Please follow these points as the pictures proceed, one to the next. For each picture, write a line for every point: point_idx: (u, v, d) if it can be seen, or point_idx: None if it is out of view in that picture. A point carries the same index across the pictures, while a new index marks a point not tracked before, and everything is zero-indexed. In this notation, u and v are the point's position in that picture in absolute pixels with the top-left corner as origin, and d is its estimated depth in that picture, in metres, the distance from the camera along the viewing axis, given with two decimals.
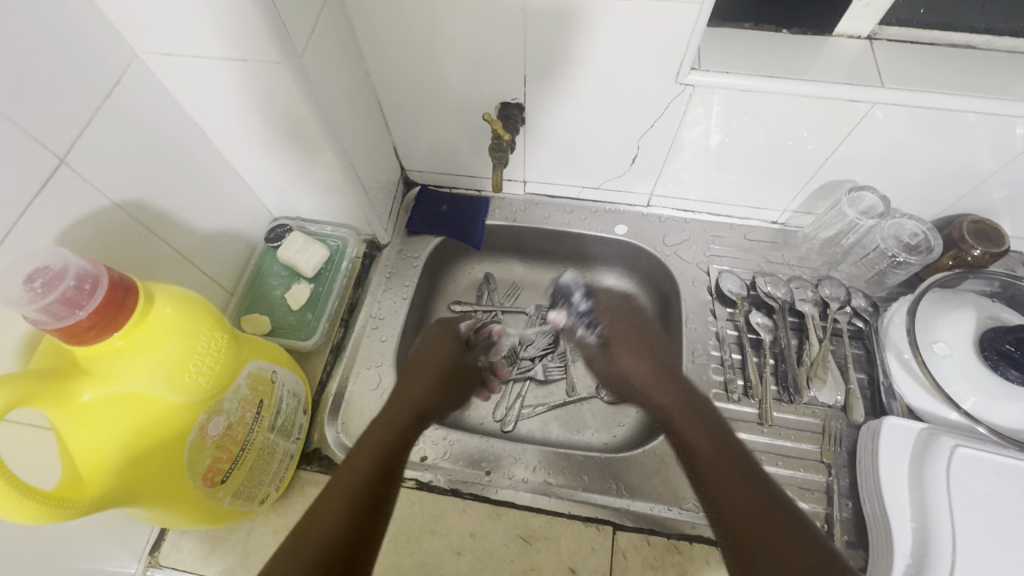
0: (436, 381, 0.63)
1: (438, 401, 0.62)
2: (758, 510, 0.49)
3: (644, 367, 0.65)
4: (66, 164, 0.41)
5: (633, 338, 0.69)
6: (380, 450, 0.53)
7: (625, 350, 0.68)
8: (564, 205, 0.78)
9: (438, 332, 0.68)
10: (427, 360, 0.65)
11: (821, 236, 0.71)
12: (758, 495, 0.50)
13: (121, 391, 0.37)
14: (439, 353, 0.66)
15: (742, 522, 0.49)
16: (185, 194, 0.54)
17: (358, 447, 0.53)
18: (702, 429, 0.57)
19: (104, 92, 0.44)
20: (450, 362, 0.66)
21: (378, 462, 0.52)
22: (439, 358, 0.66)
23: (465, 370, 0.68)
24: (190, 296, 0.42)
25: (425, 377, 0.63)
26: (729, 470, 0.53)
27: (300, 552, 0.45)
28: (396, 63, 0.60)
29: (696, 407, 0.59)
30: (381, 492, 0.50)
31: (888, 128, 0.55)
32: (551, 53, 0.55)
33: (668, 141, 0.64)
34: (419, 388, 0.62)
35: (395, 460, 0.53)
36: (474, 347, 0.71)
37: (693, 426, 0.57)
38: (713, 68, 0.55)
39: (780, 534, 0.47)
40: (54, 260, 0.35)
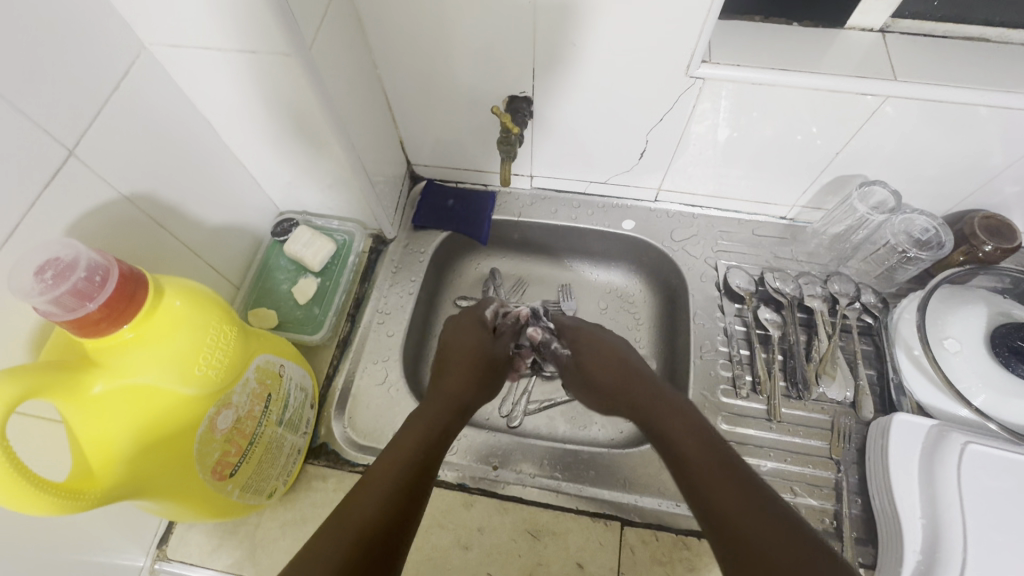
0: (476, 371, 0.57)
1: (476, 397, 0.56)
2: (750, 508, 0.37)
3: (606, 374, 0.56)
4: (75, 156, 0.41)
5: (596, 349, 0.59)
6: (424, 435, 0.47)
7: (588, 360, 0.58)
8: (571, 200, 0.77)
9: (472, 321, 0.62)
10: (462, 350, 0.59)
11: (831, 231, 0.70)
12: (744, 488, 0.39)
13: (131, 383, 0.37)
14: (473, 343, 0.59)
15: (738, 524, 0.37)
16: (192, 187, 0.54)
17: (399, 436, 0.47)
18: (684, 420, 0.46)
19: (111, 83, 0.43)
20: (487, 353, 0.59)
21: (423, 447, 0.46)
22: (474, 346, 0.59)
23: (499, 365, 0.61)
24: (198, 288, 0.42)
25: (464, 369, 0.57)
26: (714, 464, 0.41)
27: (335, 536, 0.38)
28: (402, 56, 0.60)
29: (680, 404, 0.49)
30: (425, 476, 0.44)
31: (900, 122, 0.54)
32: (560, 46, 0.55)
33: (677, 135, 0.63)
34: (457, 381, 0.55)
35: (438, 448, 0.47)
36: (501, 333, 0.63)
37: (677, 415, 0.47)
38: (723, 61, 0.54)
39: (775, 532, 0.36)
40: (65, 252, 0.35)
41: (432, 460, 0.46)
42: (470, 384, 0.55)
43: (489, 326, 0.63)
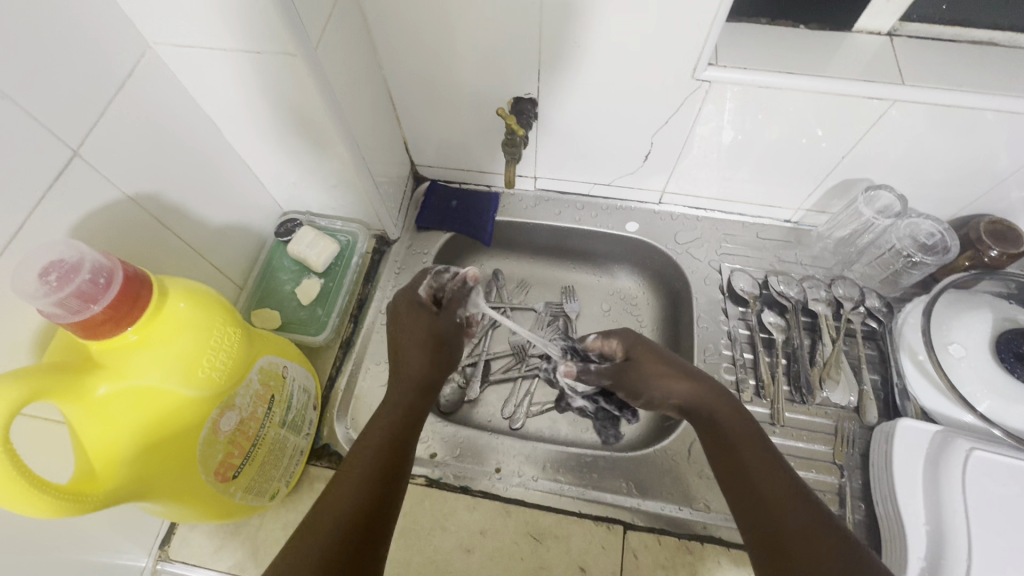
0: (429, 356, 0.50)
1: (438, 378, 0.51)
2: (790, 501, 0.41)
3: (667, 370, 0.49)
4: (79, 156, 0.41)
5: (645, 343, 0.53)
6: (391, 424, 0.46)
7: (643, 354, 0.52)
8: (574, 201, 0.77)
9: (405, 301, 0.53)
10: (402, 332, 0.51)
11: (836, 235, 0.70)
12: (785, 482, 0.42)
13: (136, 386, 0.37)
14: (416, 326, 0.51)
15: (780, 517, 0.40)
16: (197, 187, 0.54)
17: (364, 432, 0.45)
18: (728, 403, 0.47)
19: (117, 84, 0.43)
20: (430, 334, 0.51)
21: (390, 440, 0.44)
22: (416, 332, 0.51)
23: (453, 343, 0.53)
24: (203, 290, 0.42)
25: (417, 357, 0.49)
26: (759, 455, 0.44)
27: (315, 541, 0.38)
28: (407, 55, 0.59)
29: (719, 384, 0.48)
30: (396, 467, 0.43)
31: (907, 127, 0.54)
32: (566, 48, 0.55)
33: (682, 137, 0.63)
34: (416, 367, 0.49)
35: (409, 435, 0.46)
36: (447, 309, 0.54)
37: (718, 400, 0.47)
38: (731, 63, 0.54)
39: (808, 528, 0.39)
40: (69, 254, 0.35)
41: (403, 445, 0.45)
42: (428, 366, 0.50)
43: (428, 303, 0.53)
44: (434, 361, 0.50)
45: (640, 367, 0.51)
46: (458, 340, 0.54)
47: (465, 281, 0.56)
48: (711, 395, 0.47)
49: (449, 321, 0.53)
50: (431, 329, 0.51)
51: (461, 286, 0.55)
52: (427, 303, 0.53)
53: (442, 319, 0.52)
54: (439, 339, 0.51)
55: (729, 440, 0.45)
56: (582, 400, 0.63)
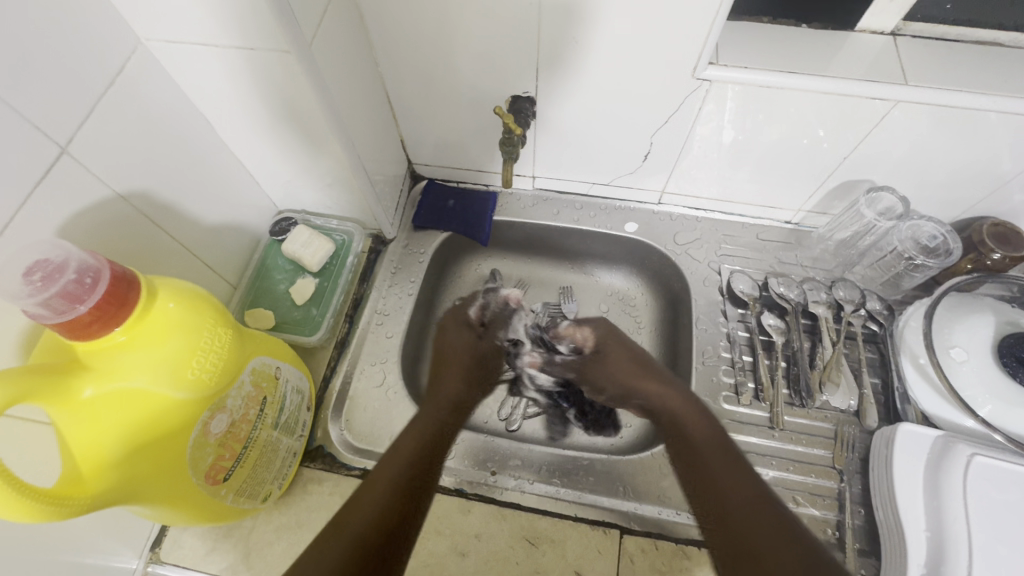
0: (466, 374, 0.64)
1: (469, 395, 0.63)
2: (753, 509, 0.45)
3: (646, 378, 0.60)
4: (67, 153, 0.40)
5: (608, 334, 0.67)
6: (421, 438, 0.52)
7: (611, 350, 0.65)
8: (573, 201, 0.76)
9: (453, 324, 0.69)
10: (453, 352, 0.66)
11: (837, 237, 0.69)
12: (752, 492, 0.46)
13: (123, 388, 0.36)
14: (460, 343, 0.67)
15: (742, 523, 0.45)
16: (190, 185, 0.53)
17: (396, 444, 0.50)
18: (704, 423, 0.53)
19: (107, 80, 0.43)
20: (473, 354, 0.66)
21: (422, 450, 0.51)
22: (461, 347, 0.66)
23: (490, 362, 0.67)
24: (192, 289, 0.41)
25: (461, 375, 0.64)
26: (728, 470, 0.49)
27: (333, 546, 0.41)
28: (403, 52, 0.59)
29: (698, 402, 0.56)
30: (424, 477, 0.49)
31: (910, 128, 0.53)
32: (564, 47, 0.54)
33: (681, 138, 0.62)
34: (450, 388, 0.62)
35: (439, 447, 0.52)
36: (488, 328, 0.69)
37: (692, 412, 0.55)
38: (732, 63, 0.53)
39: (771, 532, 0.43)
40: (55, 253, 0.34)
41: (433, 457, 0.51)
42: (464, 386, 0.63)
43: (472, 322, 0.69)
44: (469, 376, 0.64)
45: (609, 361, 0.64)
46: (495, 362, 0.68)
47: (507, 302, 0.71)
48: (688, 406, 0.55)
49: (490, 343, 0.68)
50: (472, 350, 0.66)
51: (503, 308, 0.70)
52: (470, 320, 0.69)
53: (481, 338, 0.68)
54: (479, 357, 0.67)
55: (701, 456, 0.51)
56: (537, 393, 0.67)
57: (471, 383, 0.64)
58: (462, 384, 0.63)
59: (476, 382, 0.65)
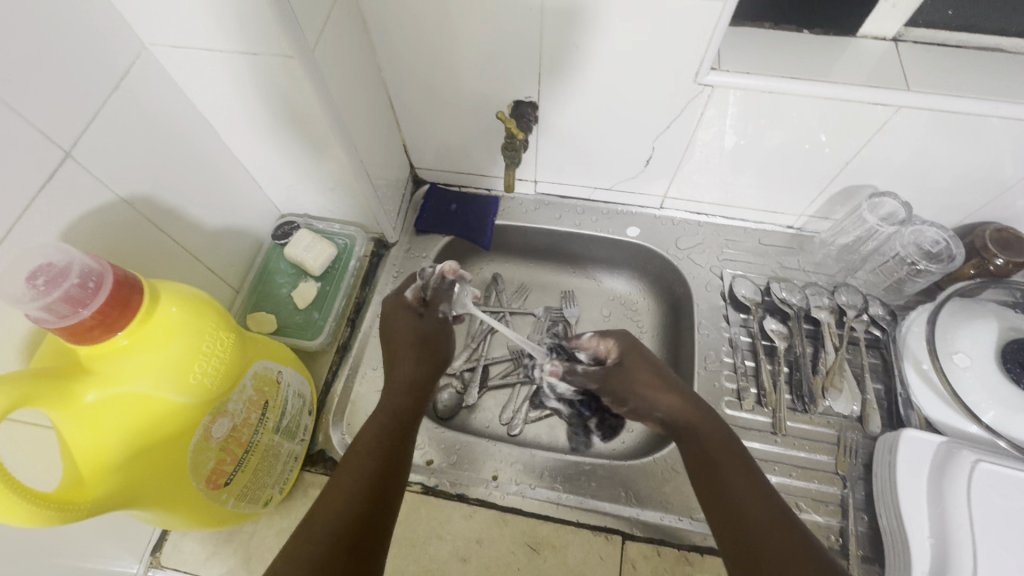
0: (416, 355, 0.54)
1: (427, 377, 0.53)
2: (772, 522, 0.41)
3: (662, 389, 0.51)
4: (71, 157, 0.40)
5: (633, 350, 0.55)
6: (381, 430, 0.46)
7: (632, 361, 0.54)
8: (575, 205, 0.76)
9: (394, 307, 0.56)
10: (397, 335, 0.54)
11: (840, 242, 0.69)
12: (768, 505, 0.42)
13: (125, 392, 0.36)
14: (404, 327, 0.54)
15: (758, 536, 0.40)
16: (193, 189, 0.53)
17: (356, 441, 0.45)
18: (715, 426, 0.49)
19: (111, 85, 0.43)
20: (419, 335, 0.55)
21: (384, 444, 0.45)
22: (407, 333, 0.54)
23: (438, 339, 0.56)
24: (196, 294, 0.41)
25: (414, 360, 0.53)
26: (744, 477, 0.44)
27: (311, 542, 0.38)
28: (406, 57, 0.59)
29: (702, 403, 0.51)
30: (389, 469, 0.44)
31: (911, 134, 0.53)
32: (566, 51, 0.54)
33: (683, 142, 0.63)
34: (409, 370, 0.52)
35: (404, 434, 0.47)
36: (431, 307, 0.57)
37: (694, 413, 0.50)
38: (734, 68, 0.53)
39: (791, 553, 0.39)
40: (59, 258, 0.34)
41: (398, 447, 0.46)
42: (423, 369, 0.53)
43: (414, 304, 0.56)
44: (423, 359, 0.54)
45: (630, 375, 0.53)
46: (445, 337, 0.57)
47: (444, 276, 0.55)
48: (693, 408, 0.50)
49: (433, 320, 0.56)
50: (416, 330, 0.55)
51: (444, 284, 0.56)
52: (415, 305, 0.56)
53: (430, 319, 0.56)
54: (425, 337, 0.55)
55: (713, 459, 0.46)
56: (557, 403, 0.62)
57: (426, 365, 0.54)
58: (415, 369, 0.53)
59: (430, 363, 0.54)
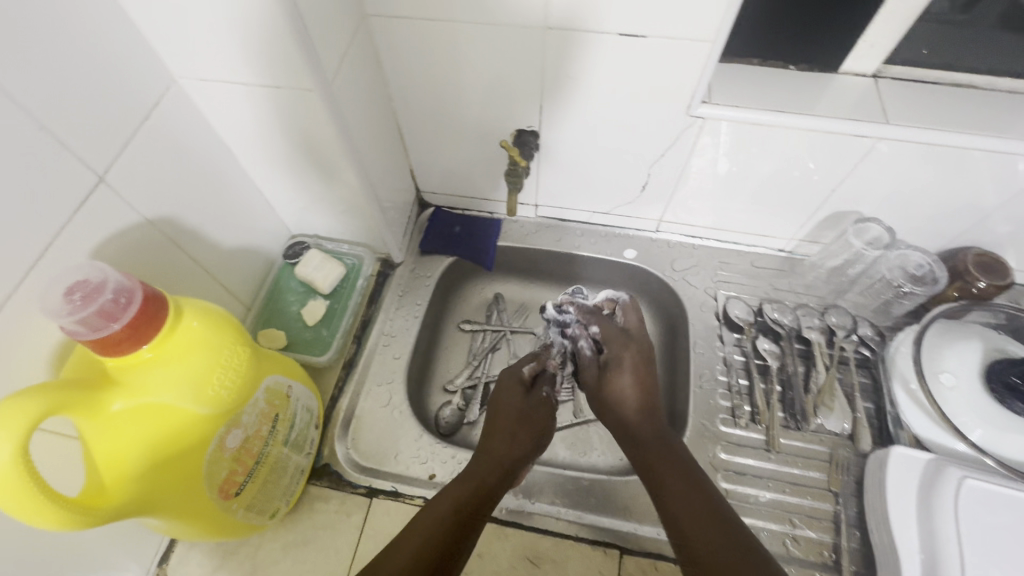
0: (514, 432, 0.55)
1: (522, 456, 0.54)
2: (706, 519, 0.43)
3: (636, 392, 0.56)
4: (104, 182, 0.43)
5: (631, 342, 0.59)
6: (461, 493, 0.47)
7: (623, 358, 0.58)
8: (574, 228, 0.79)
9: (511, 377, 0.59)
10: (504, 406, 0.57)
11: (828, 265, 0.72)
12: (702, 499, 0.45)
13: (149, 403, 0.38)
14: (513, 403, 0.57)
15: (690, 531, 0.42)
16: (212, 211, 0.56)
17: (434, 502, 0.46)
18: (651, 428, 0.53)
19: (142, 115, 0.46)
20: (523, 413, 0.57)
21: (457, 510, 0.45)
22: (512, 410, 0.56)
23: (544, 417, 0.58)
24: (215, 310, 0.43)
25: (520, 431, 0.55)
26: (672, 469, 0.48)
27: None
28: (415, 87, 0.62)
29: (668, 433, 0.52)
30: (463, 531, 0.44)
31: (893, 161, 0.56)
32: (567, 84, 0.58)
33: (678, 170, 0.66)
34: (501, 443, 0.53)
35: (477, 511, 0.47)
36: (536, 385, 0.60)
37: (640, 417, 0.54)
38: (723, 101, 0.57)
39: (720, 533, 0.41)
40: (93, 274, 0.36)
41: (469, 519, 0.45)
42: (517, 445, 0.54)
43: (526, 380, 0.59)
44: (519, 433, 0.55)
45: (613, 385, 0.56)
46: (550, 417, 0.58)
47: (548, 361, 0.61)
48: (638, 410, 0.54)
49: (542, 400, 0.59)
50: (524, 408, 0.57)
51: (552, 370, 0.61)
52: (527, 380, 0.59)
53: (535, 398, 0.59)
54: (530, 412, 0.57)
55: (655, 470, 0.48)
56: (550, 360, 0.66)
57: (523, 441, 0.54)
58: (510, 444, 0.53)
59: (527, 440, 0.55)
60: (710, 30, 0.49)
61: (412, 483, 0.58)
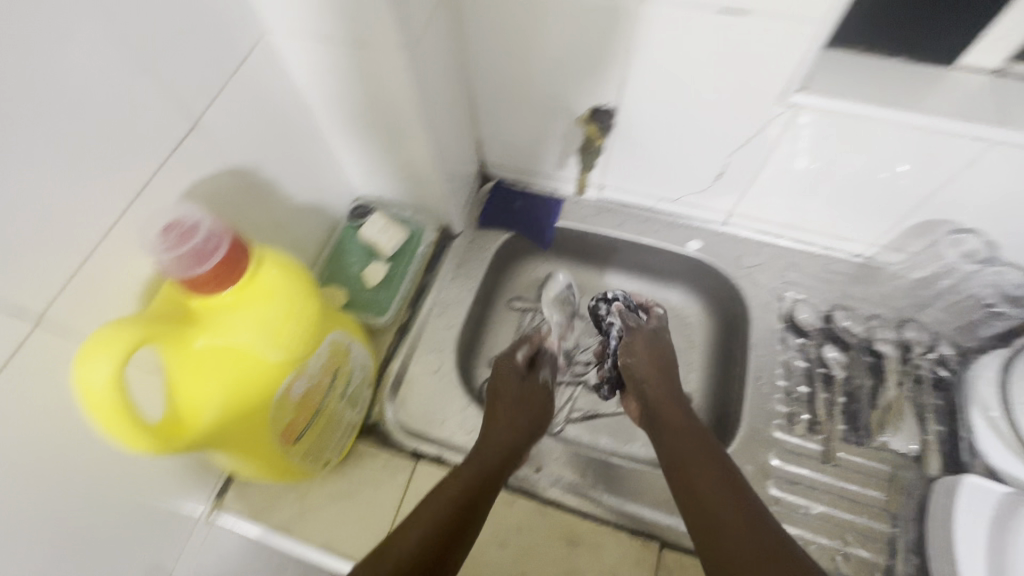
0: (512, 419, 0.56)
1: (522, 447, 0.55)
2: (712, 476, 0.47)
3: (662, 383, 0.59)
4: (196, 127, 0.44)
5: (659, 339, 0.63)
6: (467, 480, 0.48)
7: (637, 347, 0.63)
8: (637, 213, 0.77)
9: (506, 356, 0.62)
10: (503, 392, 0.59)
11: (911, 277, 0.66)
12: (727, 492, 0.46)
13: (230, 343, 0.39)
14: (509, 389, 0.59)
15: (701, 488, 0.47)
16: (287, 166, 0.57)
17: (440, 484, 0.47)
18: (680, 411, 0.55)
19: (234, 65, 0.47)
20: (519, 399, 0.58)
21: (464, 494, 0.47)
22: (509, 394, 0.58)
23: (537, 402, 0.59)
24: (292, 260, 0.44)
25: (520, 418, 0.56)
26: (692, 440, 0.51)
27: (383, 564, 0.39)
28: (491, 55, 0.61)
29: (702, 429, 0.53)
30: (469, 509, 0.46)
31: (1006, 167, 0.51)
32: (653, 60, 0.55)
33: (758, 161, 0.62)
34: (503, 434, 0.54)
35: (482, 495, 0.48)
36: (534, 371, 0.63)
37: (672, 408, 0.56)
38: (820, 90, 0.53)
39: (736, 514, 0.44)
40: (188, 217, 0.38)
41: (475, 504, 0.47)
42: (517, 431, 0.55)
43: (522, 367, 0.62)
44: (516, 424, 0.56)
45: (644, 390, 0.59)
46: (544, 404, 0.60)
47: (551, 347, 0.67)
48: (677, 409, 0.56)
49: (537, 385, 0.61)
50: (519, 394, 0.59)
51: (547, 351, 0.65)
52: (523, 365, 0.62)
53: (532, 382, 0.61)
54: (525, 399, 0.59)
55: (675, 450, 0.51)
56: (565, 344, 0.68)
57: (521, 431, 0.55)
58: (511, 432, 0.55)
59: (524, 430, 0.56)
60: (821, 11, 0.45)
61: (456, 450, 0.59)
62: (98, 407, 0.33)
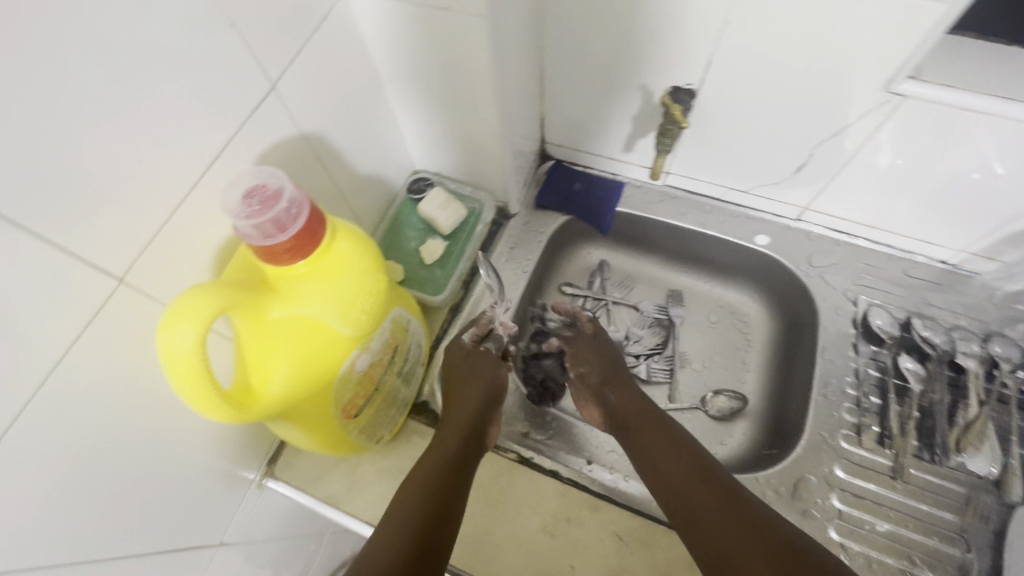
0: (466, 398, 0.55)
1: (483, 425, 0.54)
2: (682, 466, 0.48)
3: (621, 390, 0.57)
4: (274, 90, 0.43)
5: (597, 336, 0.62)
6: (435, 466, 0.48)
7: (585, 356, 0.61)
8: (703, 203, 0.73)
9: (453, 348, 0.59)
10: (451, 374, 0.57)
11: (1006, 288, 0.62)
12: (699, 479, 0.46)
13: (301, 315, 0.39)
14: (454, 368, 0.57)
15: (676, 480, 0.47)
16: (353, 136, 0.56)
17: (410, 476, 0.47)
18: (636, 402, 0.56)
19: (312, 27, 0.45)
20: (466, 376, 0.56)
21: (436, 480, 0.47)
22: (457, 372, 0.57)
23: (488, 378, 0.57)
24: (362, 233, 0.43)
25: (468, 389, 0.55)
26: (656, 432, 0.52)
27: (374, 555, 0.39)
28: (568, 27, 0.58)
29: (660, 412, 0.54)
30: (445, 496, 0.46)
31: None
32: (746, 38, 0.51)
33: (847, 154, 0.58)
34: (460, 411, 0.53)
35: (454, 476, 0.48)
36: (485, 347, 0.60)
37: (630, 402, 0.56)
38: (933, 78, 0.48)
39: (713, 500, 0.44)
40: (271, 181, 0.36)
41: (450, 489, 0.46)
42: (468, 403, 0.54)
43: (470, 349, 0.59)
44: (471, 400, 0.54)
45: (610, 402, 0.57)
46: (492, 375, 0.57)
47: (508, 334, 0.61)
48: (636, 401, 0.56)
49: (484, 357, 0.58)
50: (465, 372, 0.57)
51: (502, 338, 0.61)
52: (471, 346, 0.59)
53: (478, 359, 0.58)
54: (480, 381, 0.56)
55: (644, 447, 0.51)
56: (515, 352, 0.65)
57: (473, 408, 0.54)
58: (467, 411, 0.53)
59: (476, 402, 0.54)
60: None
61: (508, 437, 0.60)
62: (178, 372, 0.33)
